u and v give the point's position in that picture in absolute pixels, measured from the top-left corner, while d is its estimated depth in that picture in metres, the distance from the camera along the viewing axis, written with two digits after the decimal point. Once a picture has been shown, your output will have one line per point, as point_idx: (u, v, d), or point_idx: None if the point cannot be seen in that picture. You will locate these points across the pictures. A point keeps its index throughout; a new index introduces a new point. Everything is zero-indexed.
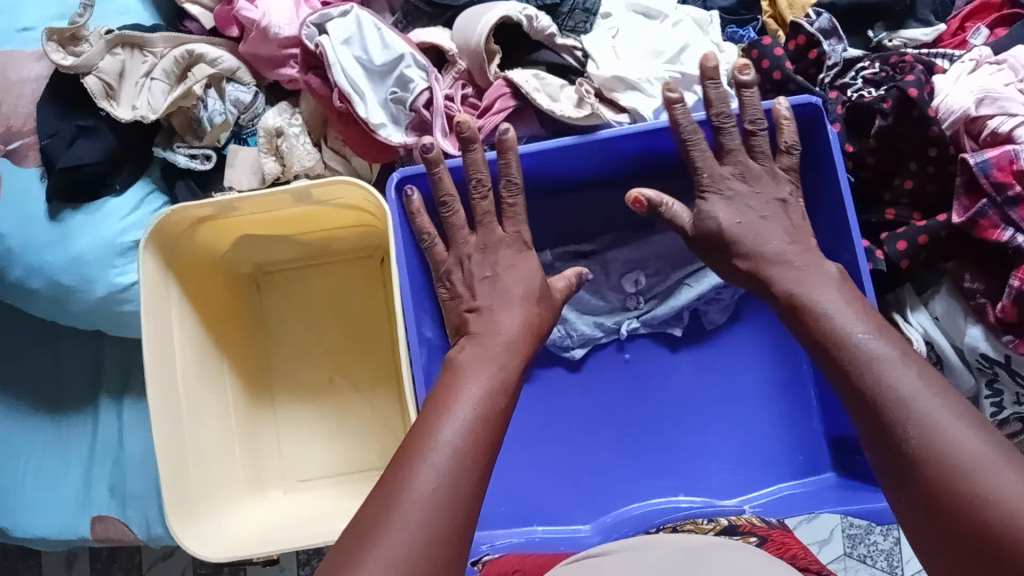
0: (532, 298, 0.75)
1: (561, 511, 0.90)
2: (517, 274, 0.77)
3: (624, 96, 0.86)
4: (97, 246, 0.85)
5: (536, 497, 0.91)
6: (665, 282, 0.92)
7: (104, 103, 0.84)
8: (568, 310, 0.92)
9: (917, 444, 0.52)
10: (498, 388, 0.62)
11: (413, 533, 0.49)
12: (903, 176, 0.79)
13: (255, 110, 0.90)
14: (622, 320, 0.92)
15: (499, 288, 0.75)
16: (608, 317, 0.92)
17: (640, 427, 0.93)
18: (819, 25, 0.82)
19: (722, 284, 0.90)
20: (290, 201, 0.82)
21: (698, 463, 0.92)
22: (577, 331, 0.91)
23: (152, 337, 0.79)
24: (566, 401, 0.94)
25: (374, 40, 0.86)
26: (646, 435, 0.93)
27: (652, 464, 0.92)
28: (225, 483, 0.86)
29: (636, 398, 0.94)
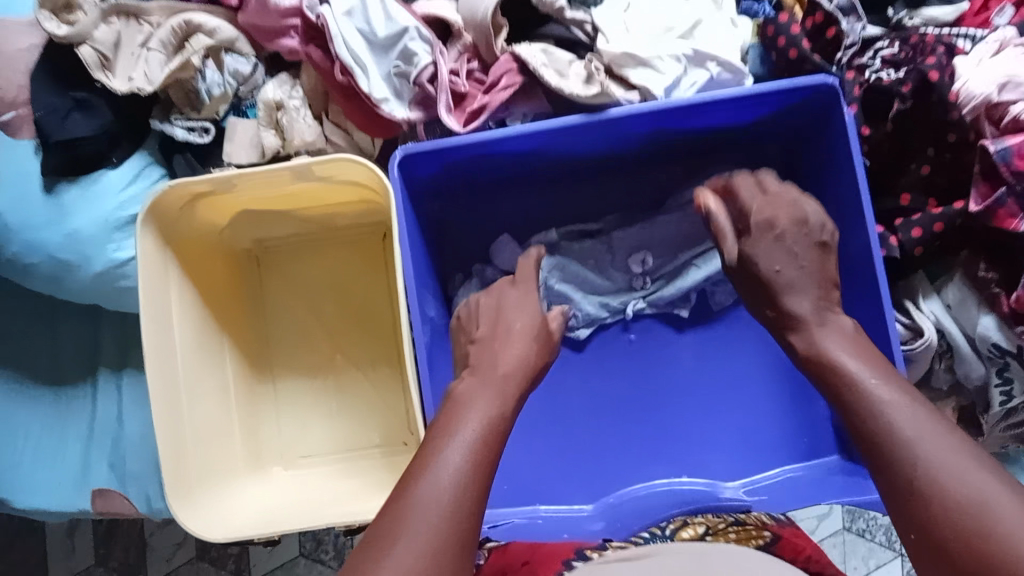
0: (532, 335, 0.71)
1: (560, 492, 0.89)
2: (519, 309, 0.74)
3: (635, 73, 0.83)
4: (94, 222, 0.83)
5: (535, 477, 0.90)
6: (673, 262, 0.90)
7: (99, 75, 0.82)
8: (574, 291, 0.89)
9: (918, 469, 0.52)
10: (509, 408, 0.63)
11: (419, 536, 0.50)
12: (919, 161, 0.77)
13: (255, 81, 0.87)
14: (626, 301, 0.90)
15: (502, 322, 0.72)
16: (611, 301, 0.91)
17: (642, 411, 0.92)
18: (838, 3, 0.80)
19: None
20: (289, 177, 0.80)
21: (701, 447, 0.91)
22: (583, 312, 0.90)
23: (149, 319, 0.78)
24: (569, 382, 0.93)
25: (377, 12, 0.83)
26: (648, 419, 0.92)
27: (653, 448, 0.91)
28: (223, 463, 0.86)
29: (640, 380, 0.92)
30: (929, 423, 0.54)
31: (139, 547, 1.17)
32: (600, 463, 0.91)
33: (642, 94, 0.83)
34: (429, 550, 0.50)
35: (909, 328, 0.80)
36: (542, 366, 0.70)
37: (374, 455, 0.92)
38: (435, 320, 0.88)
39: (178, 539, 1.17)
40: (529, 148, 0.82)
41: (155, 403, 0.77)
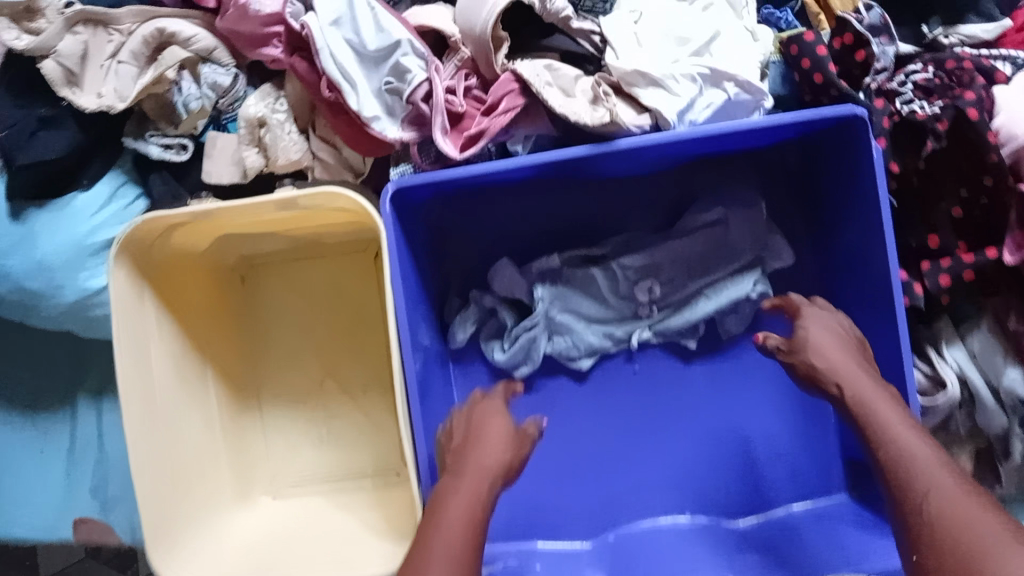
0: (509, 440, 0.73)
1: (562, 524, 0.87)
2: (494, 417, 0.75)
3: (646, 93, 0.76)
4: (65, 249, 0.78)
5: (536, 509, 0.88)
6: (681, 290, 0.86)
7: (64, 91, 0.75)
8: (576, 321, 0.86)
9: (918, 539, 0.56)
10: (482, 472, 0.68)
11: None
12: (949, 202, 0.71)
13: (236, 93, 0.81)
14: (630, 330, 0.86)
15: (478, 426, 0.74)
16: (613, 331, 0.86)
17: (646, 441, 0.89)
18: (869, 21, 0.74)
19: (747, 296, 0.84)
20: (273, 207, 0.75)
21: (706, 479, 0.88)
22: (584, 342, 0.85)
23: (127, 353, 0.73)
24: (569, 410, 0.90)
25: (367, 22, 0.76)
26: (651, 449, 0.89)
27: (656, 481, 0.88)
28: (209, 495, 0.82)
29: (645, 409, 0.90)
30: (927, 451, 0.60)
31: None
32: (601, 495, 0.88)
33: (654, 117, 0.76)
34: (464, 559, 0.60)
35: (930, 378, 0.75)
36: (517, 465, 0.72)
37: (365, 487, 0.87)
38: (428, 348, 0.83)
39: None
40: (529, 174, 0.77)
41: (134, 437, 0.73)
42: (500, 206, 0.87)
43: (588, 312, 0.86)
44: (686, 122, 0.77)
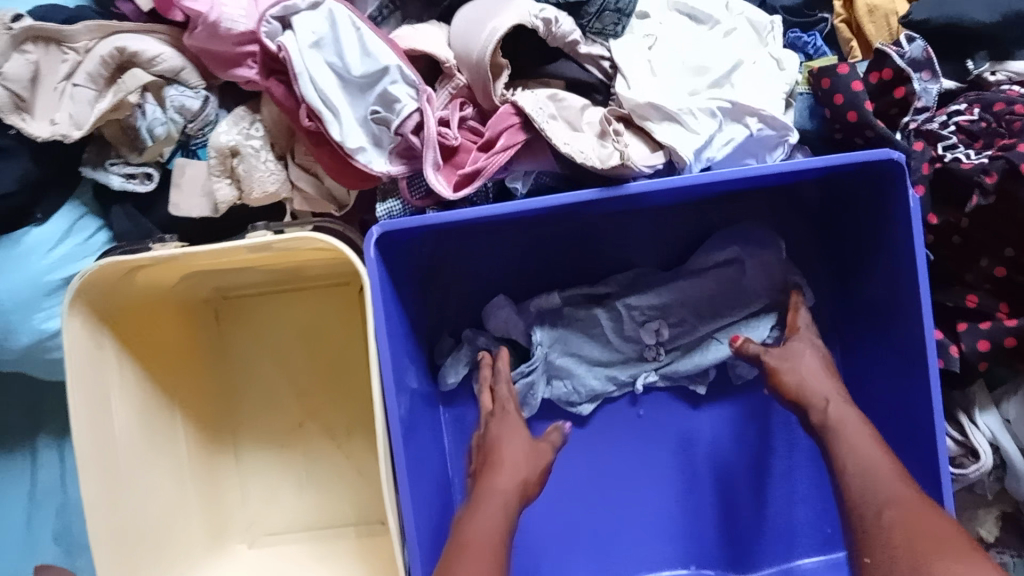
0: (534, 456, 0.68)
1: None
2: (517, 430, 0.70)
3: (659, 128, 0.69)
4: (17, 290, 0.71)
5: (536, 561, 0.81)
6: (692, 333, 0.79)
7: (13, 118, 0.67)
8: (578, 365, 0.79)
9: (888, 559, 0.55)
10: (512, 491, 0.64)
11: None
12: (992, 259, 0.65)
13: (207, 117, 0.73)
14: (635, 372, 0.79)
15: (503, 437, 0.69)
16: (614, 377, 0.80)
17: (651, 490, 0.82)
18: (910, 56, 0.66)
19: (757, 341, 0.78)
20: (245, 250, 0.68)
21: (715, 531, 0.82)
22: (586, 387, 0.79)
23: (82, 406, 0.67)
24: (573, 457, 0.83)
25: (351, 43, 0.69)
26: (655, 497, 0.83)
27: (658, 529, 0.82)
28: (180, 548, 0.76)
29: (648, 456, 0.83)
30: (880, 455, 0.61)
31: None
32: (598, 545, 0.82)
33: (668, 154, 0.69)
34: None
35: (961, 447, 0.70)
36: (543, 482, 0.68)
37: (348, 535, 0.81)
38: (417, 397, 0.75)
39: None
40: (530, 214, 0.69)
41: (91, 497, 0.67)
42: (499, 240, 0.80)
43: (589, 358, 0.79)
44: (703, 160, 0.70)
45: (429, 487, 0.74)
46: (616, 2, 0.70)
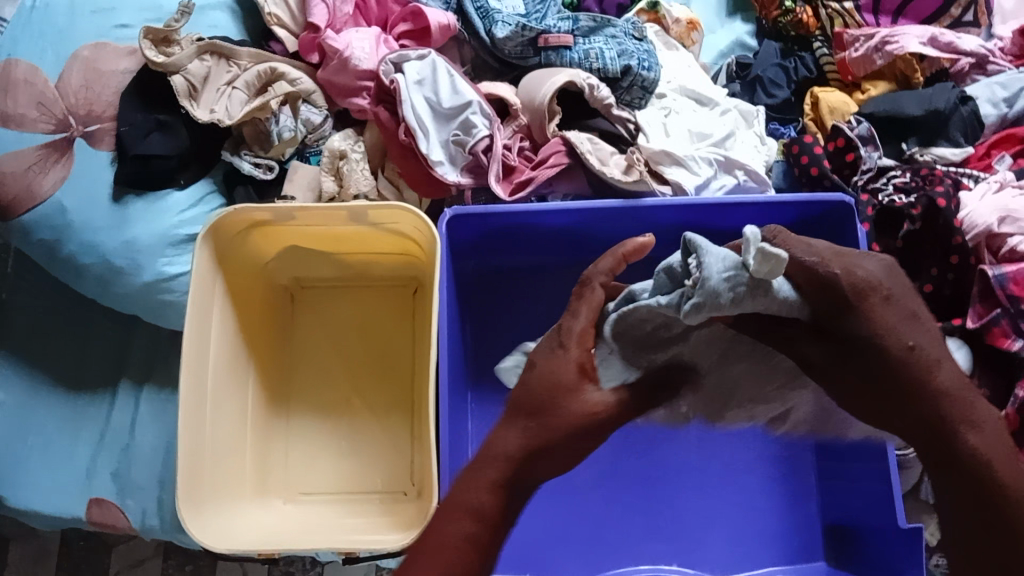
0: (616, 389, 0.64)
1: (558, 563, 0.91)
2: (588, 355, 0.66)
3: (670, 170, 0.91)
4: (151, 234, 0.88)
5: (523, 533, 0.91)
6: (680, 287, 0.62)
7: (185, 102, 0.89)
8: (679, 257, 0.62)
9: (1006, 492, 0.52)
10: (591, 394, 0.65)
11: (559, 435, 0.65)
12: (923, 280, 0.86)
13: (323, 131, 0.96)
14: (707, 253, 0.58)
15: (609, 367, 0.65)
16: (699, 266, 0.58)
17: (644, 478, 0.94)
18: (859, 132, 0.90)
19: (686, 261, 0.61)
20: (345, 219, 0.86)
21: (691, 517, 0.93)
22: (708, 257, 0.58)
23: (195, 326, 0.81)
24: None
25: (444, 85, 0.92)
26: (648, 478, 0.94)
27: (644, 508, 0.93)
28: (231, 485, 0.88)
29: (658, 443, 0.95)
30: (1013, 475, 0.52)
31: (102, 565, 1.13)
32: (588, 549, 0.91)
33: (673, 189, 0.91)
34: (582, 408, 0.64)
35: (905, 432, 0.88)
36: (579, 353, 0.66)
37: (375, 500, 0.93)
38: (455, 379, 0.90)
39: (143, 556, 1.13)
40: (564, 225, 0.91)
41: (184, 410, 0.78)
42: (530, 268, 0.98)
43: (722, 252, 0.57)
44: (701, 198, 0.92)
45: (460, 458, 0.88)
46: (643, 81, 0.95)
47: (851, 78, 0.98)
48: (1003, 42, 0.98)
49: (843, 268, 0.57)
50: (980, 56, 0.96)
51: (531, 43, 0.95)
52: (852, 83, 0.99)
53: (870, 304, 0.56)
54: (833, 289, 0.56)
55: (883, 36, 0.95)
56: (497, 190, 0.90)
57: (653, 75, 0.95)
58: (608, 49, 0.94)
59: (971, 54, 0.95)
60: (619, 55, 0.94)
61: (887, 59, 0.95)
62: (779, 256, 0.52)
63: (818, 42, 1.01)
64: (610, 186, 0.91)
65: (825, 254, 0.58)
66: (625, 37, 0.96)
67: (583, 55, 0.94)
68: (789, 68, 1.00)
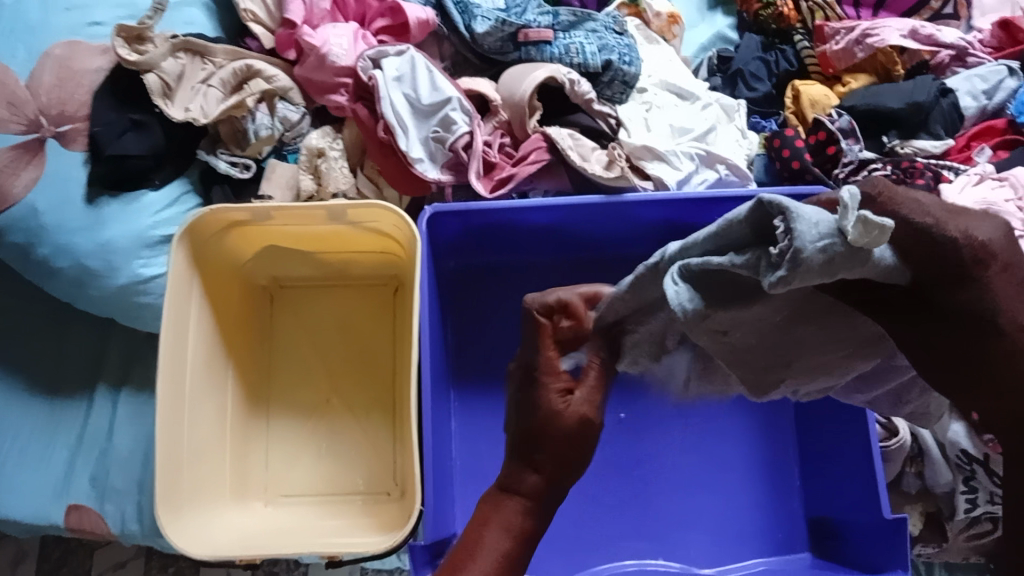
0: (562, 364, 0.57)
1: (539, 562, 0.89)
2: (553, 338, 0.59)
3: (651, 165, 0.91)
4: (127, 236, 0.87)
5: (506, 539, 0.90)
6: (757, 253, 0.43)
7: (159, 100, 0.87)
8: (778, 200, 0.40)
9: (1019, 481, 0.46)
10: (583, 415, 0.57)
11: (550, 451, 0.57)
12: None
13: (300, 129, 0.95)
14: (785, 212, 0.40)
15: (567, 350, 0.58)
16: (785, 236, 0.39)
17: (632, 474, 0.94)
18: (839, 125, 0.90)
19: (779, 207, 0.41)
20: (323, 218, 0.85)
21: (674, 514, 0.93)
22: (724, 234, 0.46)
23: (172, 328, 0.80)
24: None
25: (424, 81, 0.91)
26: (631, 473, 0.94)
27: (628, 504, 0.93)
28: (211, 489, 0.87)
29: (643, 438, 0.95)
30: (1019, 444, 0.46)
31: (82, 568, 1.11)
32: (572, 548, 0.90)
33: (655, 184, 0.91)
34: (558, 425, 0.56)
35: (887, 428, 0.89)
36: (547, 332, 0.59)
37: (357, 501, 0.93)
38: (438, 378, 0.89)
39: (124, 558, 1.12)
40: (544, 222, 0.90)
41: (162, 413, 0.77)
42: (510, 267, 0.97)
43: (817, 214, 0.39)
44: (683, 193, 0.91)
45: (442, 458, 0.87)
46: (624, 76, 0.94)
47: (831, 71, 0.98)
48: (982, 35, 0.98)
49: (960, 228, 0.41)
50: (960, 49, 0.95)
51: (511, 37, 0.94)
52: (833, 77, 0.99)
53: (988, 274, 0.42)
54: (948, 261, 0.41)
55: (864, 28, 0.95)
56: (477, 186, 0.89)
57: (634, 70, 0.94)
58: (588, 43, 0.94)
59: (952, 47, 0.95)
60: (599, 49, 0.94)
61: (868, 53, 0.95)
62: (886, 226, 0.36)
63: (799, 35, 0.99)
64: (592, 182, 0.91)
65: (939, 211, 0.42)
66: (606, 31, 0.96)
67: (564, 50, 0.93)
68: (771, 61, 0.99)
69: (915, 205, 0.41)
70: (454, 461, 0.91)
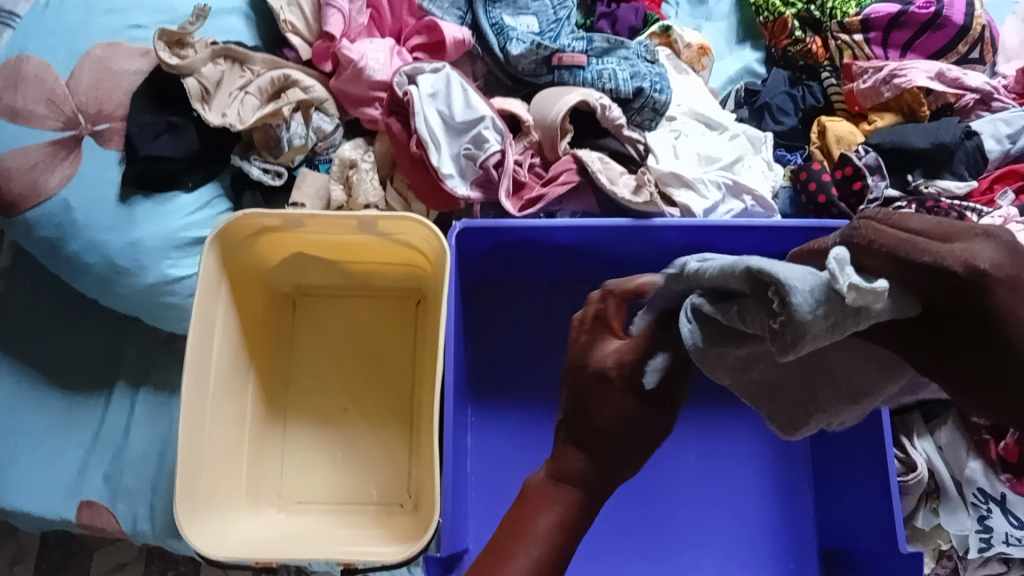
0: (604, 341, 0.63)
1: None
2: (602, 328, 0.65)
3: (678, 192, 0.92)
4: (158, 236, 0.87)
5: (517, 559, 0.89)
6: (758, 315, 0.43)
7: (197, 105, 0.88)
8: (763, 271, 0.40)
9: None
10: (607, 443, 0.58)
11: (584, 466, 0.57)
12: None
13: (333, 140, 0.96)
14: (774, 281, 0.40)
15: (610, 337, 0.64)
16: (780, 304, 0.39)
17: (646, 497, 0.94)
18: (866, 161, 0.92)
19: (765, 275, 0.40)
20: (354, 227, 0.86)
21: (687, 540, 0.93)
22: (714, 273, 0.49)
23: (200, 328, 0.80)
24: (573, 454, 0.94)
25: (458, 99, 0.92)
26: (645, 496, 0.94)
27: (641, 528, 0.93)
28: (227, 491, 0.87)
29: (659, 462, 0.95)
30: None
31: (81, 568, 1.10)
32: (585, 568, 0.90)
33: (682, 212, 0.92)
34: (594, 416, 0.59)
35: (904, 462, 0.89)
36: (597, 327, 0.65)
37: (370, 511, 0.93)
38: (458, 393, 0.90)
39: (125, 560, 1.11)
40: (572, 242, 0.91)
41: (186, 412, 0.77)
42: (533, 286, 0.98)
43: (805, 277, 0.39)
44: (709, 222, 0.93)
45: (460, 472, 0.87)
46: (655, 103, 0.95)
47: (858, 109, 1.00)
48: (1007, 79, 1.00)
49: (955, 255, 0.37)
50: (985, 92, 0.97)
51: (545, 61, 0.95)
52: (859, 114, 1.01)
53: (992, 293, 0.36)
54: (944, 284, 0.37)
55: (892, 69, 0.96)
56: (507, 205, 0.90)
57: (665, 97, 0.95)
58: (620, 70, 0.96)
59: (977, 91, 0.97)
60: (631, 77, 0.95)
61: (895, 92, 0.96)
62: (878, 291, 0.36)
63: (827, 71, 1.02)
64: (620, 206, 0.92)
65: (930, 240, 0.38)
66: (638, 59, 0.98)
67: (597, 75, 0.95)
68: (797, 96, 1.01)
69: (909, 244, 0.38)
70: (470, 475, 0.91)
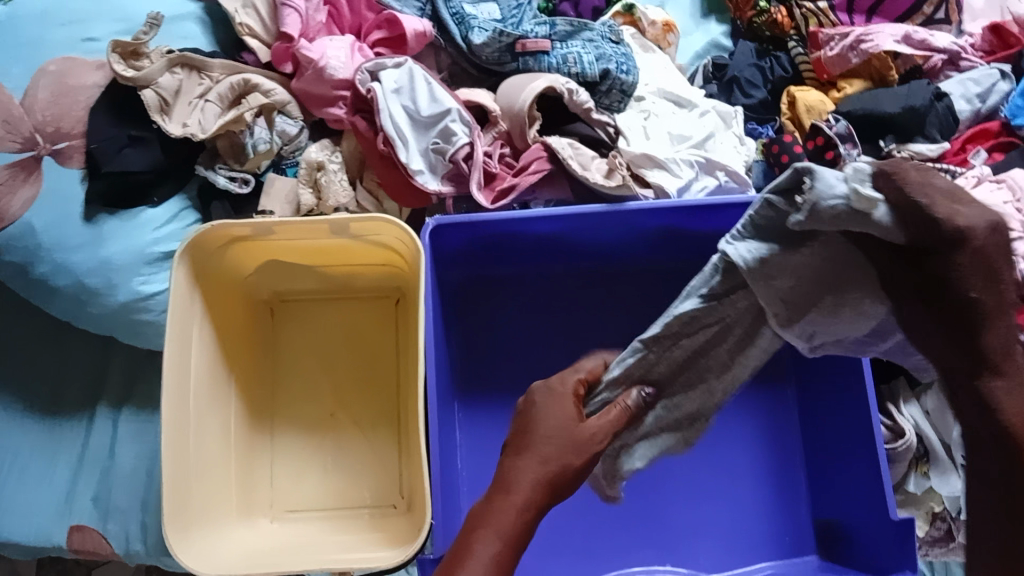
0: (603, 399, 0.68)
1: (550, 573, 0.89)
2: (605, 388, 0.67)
3: (651, 173, 0.91)
4: (128, 253, 0.86)
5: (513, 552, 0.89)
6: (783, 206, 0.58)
7: (156, 117, 0.86)
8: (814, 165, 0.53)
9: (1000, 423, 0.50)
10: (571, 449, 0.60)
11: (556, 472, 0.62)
12: None
13: (299, 143, 0.95)
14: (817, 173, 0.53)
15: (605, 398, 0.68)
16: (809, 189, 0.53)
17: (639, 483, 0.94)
18: (836, 130, 0.91)
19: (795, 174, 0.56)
20: (326, 232, 0.85)
21: (683, 521, 0.93)
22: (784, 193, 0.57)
23: (176, 344, 0.79)
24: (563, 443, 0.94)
25: (423, 92, 0.91)
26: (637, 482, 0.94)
27: (636, 514, 0.93)
28: (217, 504, 0.86)
29: None
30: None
31: None
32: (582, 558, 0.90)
33: (656, 192, 0.91)
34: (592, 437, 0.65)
35: (891, 429, 0.90)
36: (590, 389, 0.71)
37: (364, 514, 0.92)
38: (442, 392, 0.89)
39: None
40: (547, 232, 0.90)
41: (168, 430, 0.76)
42: (512, 279, 0.97)
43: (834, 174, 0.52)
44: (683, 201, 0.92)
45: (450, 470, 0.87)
46: (622, 84, 0.94)
47: (827, 77, 0.99)
48: (974, 38, 1.00)
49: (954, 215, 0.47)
50: (953, 53, 0.97)
51: (509, 48, 0.94)
52: (828, 82, 1.00)
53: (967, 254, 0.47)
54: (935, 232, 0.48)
55: (858, 35, 0.95)
56: (478, 197, 0.88)
57: (631, 78, 0.95)
58: (586, 53, 0.94)
59: (944, 51, 0.96)
60: (597, 59, 0.94)
61: (862, 58, 0.95)
62: (875, 201, 0.50)
63: (793, 41, 1.01)
64: (594, 192, 0.91)
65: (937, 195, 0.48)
66: (603, 40, 0.96)
67: (561, 60, 0.93)
68: (765, 68, 1.01)
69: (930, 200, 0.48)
70: (460, 472, 0.90)
